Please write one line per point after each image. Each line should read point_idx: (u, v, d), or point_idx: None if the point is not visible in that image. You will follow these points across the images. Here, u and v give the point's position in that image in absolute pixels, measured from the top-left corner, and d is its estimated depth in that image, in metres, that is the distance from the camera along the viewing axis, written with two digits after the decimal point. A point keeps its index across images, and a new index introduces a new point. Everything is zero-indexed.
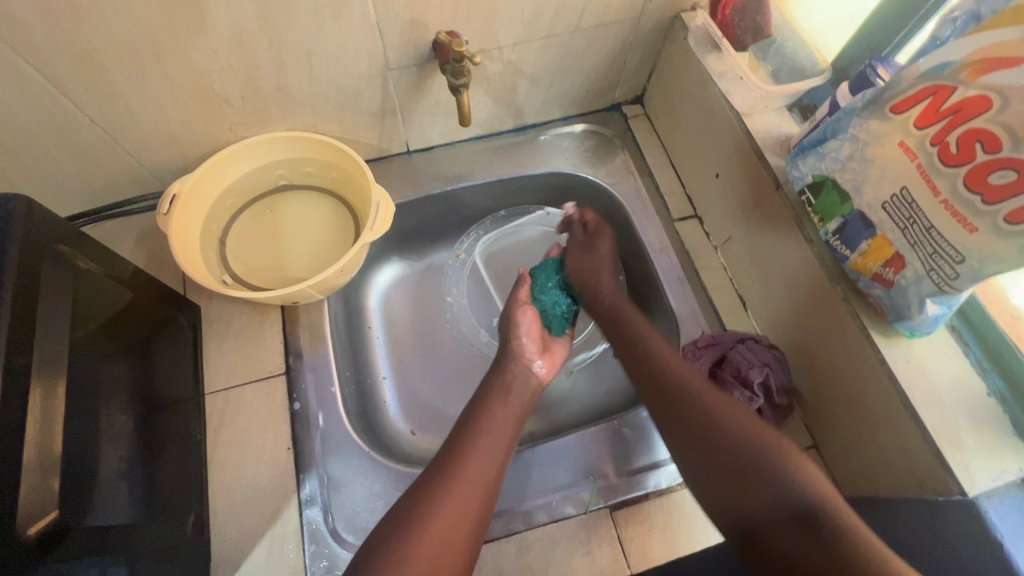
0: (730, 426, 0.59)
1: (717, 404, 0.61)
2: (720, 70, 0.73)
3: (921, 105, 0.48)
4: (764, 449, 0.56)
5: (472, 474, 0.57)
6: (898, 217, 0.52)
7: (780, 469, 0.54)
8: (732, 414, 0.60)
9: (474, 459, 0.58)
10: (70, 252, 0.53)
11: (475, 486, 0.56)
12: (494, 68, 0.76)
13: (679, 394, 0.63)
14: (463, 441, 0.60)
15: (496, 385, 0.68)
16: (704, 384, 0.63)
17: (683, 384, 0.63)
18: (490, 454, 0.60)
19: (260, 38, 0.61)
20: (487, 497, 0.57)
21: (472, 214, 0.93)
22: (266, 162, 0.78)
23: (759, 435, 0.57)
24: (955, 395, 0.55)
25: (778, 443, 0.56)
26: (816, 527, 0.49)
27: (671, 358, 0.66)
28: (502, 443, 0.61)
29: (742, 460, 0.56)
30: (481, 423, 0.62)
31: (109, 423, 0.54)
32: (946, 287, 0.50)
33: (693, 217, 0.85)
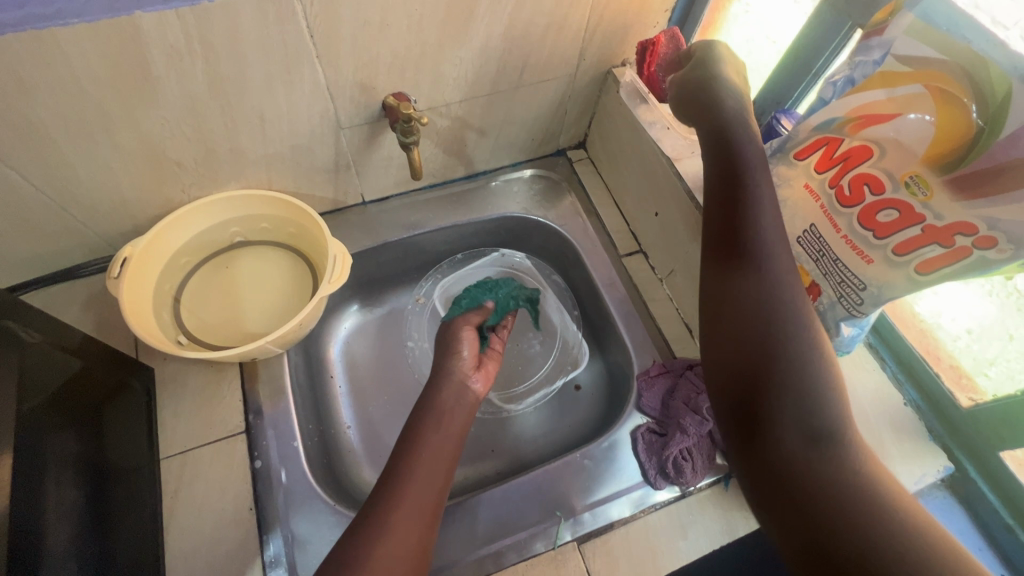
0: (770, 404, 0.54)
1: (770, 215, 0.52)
2: (650, 119, 0.80)
3: (818, 153, 0.54)
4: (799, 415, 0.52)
5: (410, 508, 0.57)
6: (810, 250, 0.58)
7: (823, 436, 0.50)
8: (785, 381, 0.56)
9: (412, 494, 0.58)
10: (11, 326, 0.52)
11: (413, 522, 0.56)
12: (443, 122, 0.80)
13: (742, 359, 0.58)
14: (399, 478, 0.60)
15: (428, 414, 0.67)
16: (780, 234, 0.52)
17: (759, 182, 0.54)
18: (427, 486, 0.60)
19: (212, 105, 0.63)
20: (426, 533, 0.57)
21: (430, 259, 0.96)
22: (221, 220, 0.79)
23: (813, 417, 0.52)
24: (876, 408, 0.60)
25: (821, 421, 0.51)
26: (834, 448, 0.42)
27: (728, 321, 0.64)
28: (437, 479, 0.61)
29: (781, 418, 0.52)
30: (416, 456, 0.62)
31: (58, 498, 0.52)
32: (856, 312, 0.56)
33: (639, 252, 0.91)
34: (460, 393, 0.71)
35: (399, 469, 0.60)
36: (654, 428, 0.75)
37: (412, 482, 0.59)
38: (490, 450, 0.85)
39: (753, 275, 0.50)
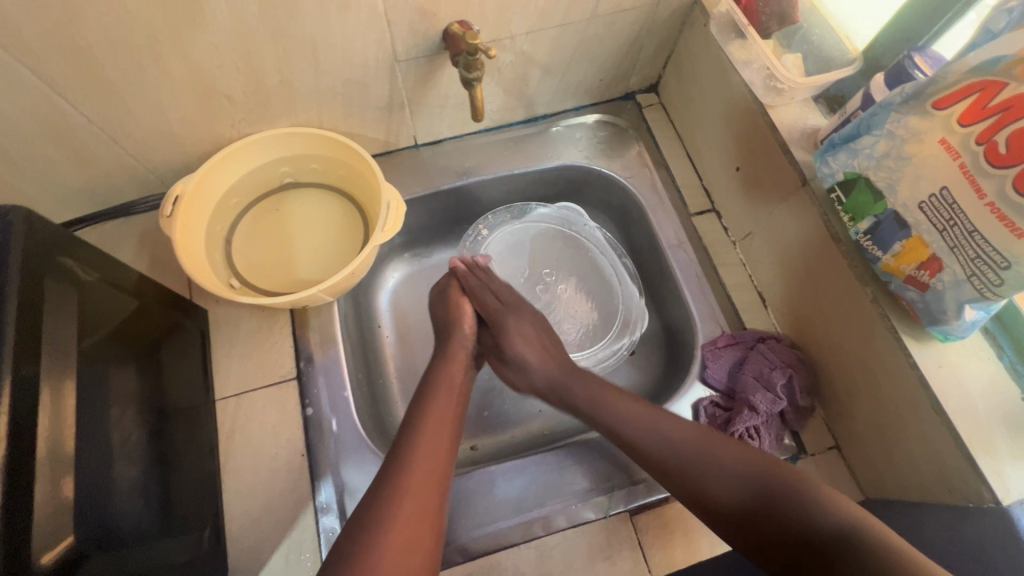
0: (727, 486, 0.54)
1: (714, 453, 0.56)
2: (745, 59, 0.69)
3: (967, 101, 0.45)
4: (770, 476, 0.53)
5: (423, 479, 0.54)
6: (936, 218, 0.49)
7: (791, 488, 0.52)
8: (727, 454, 0.56)
9: (420, 464, 0.55)
10: (73, 264, 0.51)
11: (427, 479, 0.55)
12: (506, 58, 0.73)
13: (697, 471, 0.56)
14: (404, 445, 0.57)
15: (438, 377, 0.65)
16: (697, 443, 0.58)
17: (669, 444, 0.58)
18: (433, 456, 0.57)
19: (263, 32, 0.58)
20: (439, 505, 0.54)
21: (483, 209, 0.91)
22: (271, 160, 0.76)
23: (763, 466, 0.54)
24: (988, 401, 0.54)
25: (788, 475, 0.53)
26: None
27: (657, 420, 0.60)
28: (445, 441, 0.59)
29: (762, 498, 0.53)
30: (423, 422, 0.59)
31: (123, 436, 0.53)
32: (988, 293, 0.48)
33: (710, 211, 0.83)
34: (461, 372, 0.68)
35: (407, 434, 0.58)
36: (719, 401, 0.71)
37: (418, 451, 0.56)
38: (538, 412, 0.82)
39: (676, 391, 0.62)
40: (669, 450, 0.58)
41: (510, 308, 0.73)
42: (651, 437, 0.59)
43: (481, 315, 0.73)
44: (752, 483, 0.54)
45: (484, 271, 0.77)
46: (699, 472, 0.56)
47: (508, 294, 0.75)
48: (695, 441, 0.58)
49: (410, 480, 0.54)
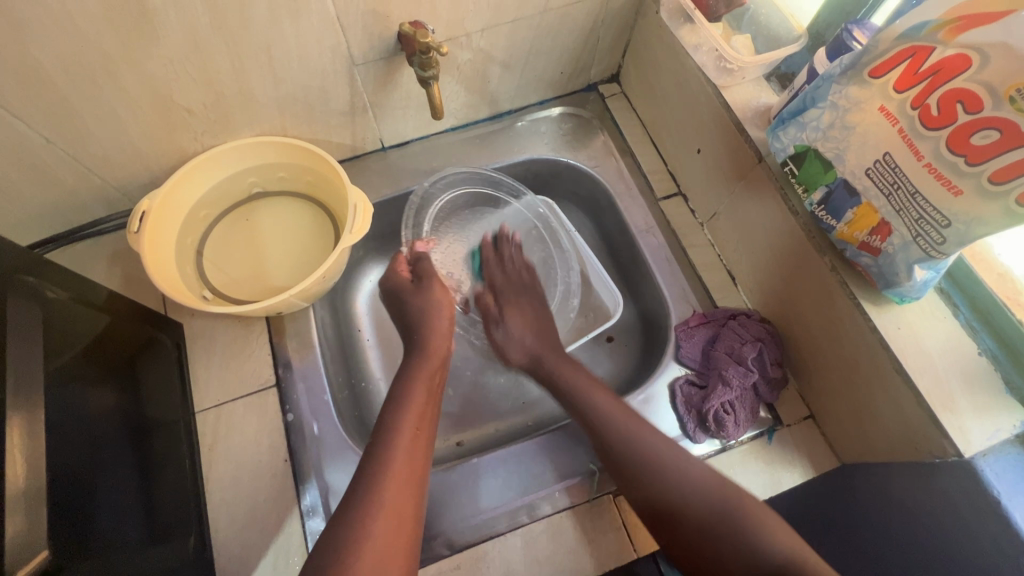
0: (674, 483, 0.59)
1: (648, 435, 0.63)
2: (695, 42, 0.71)
3: (900, 67, 0.47)
4: (727, 514, 0.56)
5: (400, 488, 0.54)
6: (882, 183, 0.51)
7: (744, 524, 0.55)
8: (701, 472, 0.59)
9: (399, 465, 0.56)
10: (35, 282, 0.51)
11: (406, 489, 0.55)
12: (464, 55, 0.74)
13: (656, 475, 0.60)
14: (381, 446, 0.57)
15: (415, 379, 0.65)
16: (617, 407, 0.65)
17: (607, 415, 0.65)
18: (413, 460, 0.57)
19: (216, 42, 0.59)
20: (417, 506, 0.55)
21: None
22: (237, 170, 0.76)
23: (722, 497, 0.57)
24: (947, 358, 0.55)
25: (737, 495, 0.57)
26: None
27: (592, 392, 0.67)
28: (421, 449, 0.59)
29: (714, 511, 0.56)
30: (403, 424, 0.59)
31: (100, 450, 0.53)
32: (934, 252, 0.49)
33: (677, 195, 0.84)
34: (439, 372, 0.69)
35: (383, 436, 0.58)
36: (695, 379, 0.72)
37: (397, 455, 0.56)
38: (520, 405, 0.83)
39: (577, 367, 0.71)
40: (601, 417, 0.65)
41: (552, 356, 0.73)
42: (590, 407, 0.66)
43: (529, 357, 0.75)
44: (720, 505, 0.57)
45: (499, 317, 0.79)
46: (665, 480, 0.59)
47: (528, 340, 0.75)
48: (659, 450, 0.61)
49: (389, 481, 0.54)
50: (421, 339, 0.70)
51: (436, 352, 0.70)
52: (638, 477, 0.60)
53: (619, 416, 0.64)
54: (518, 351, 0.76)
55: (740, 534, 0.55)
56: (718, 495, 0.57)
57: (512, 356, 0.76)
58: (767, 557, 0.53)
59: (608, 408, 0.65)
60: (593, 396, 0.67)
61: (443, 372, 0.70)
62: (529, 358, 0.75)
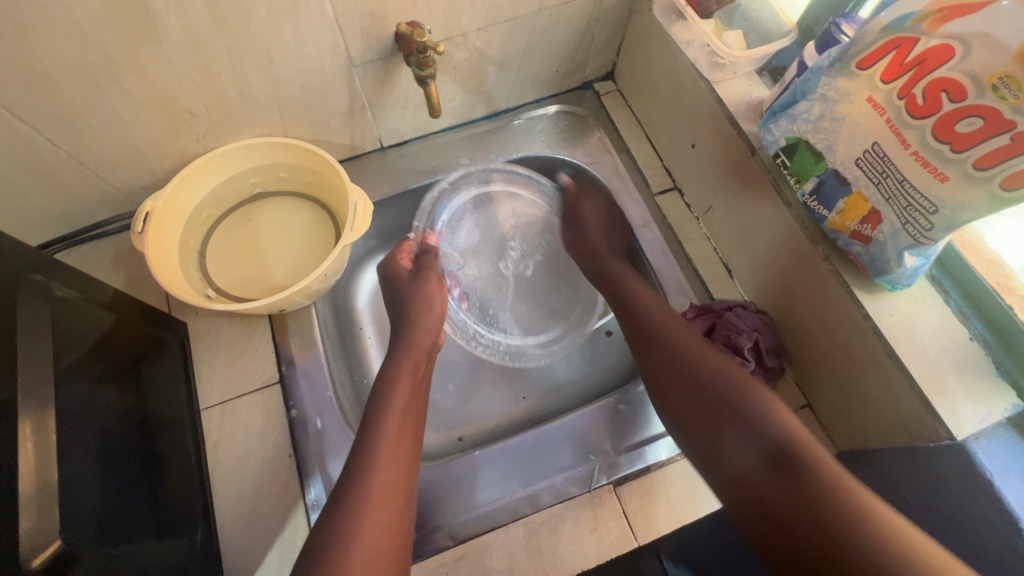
0: (705, 377, 0.61)
1: (695, 351, 0.64)
2: (687, 38, 0.73)
3: (886, 58, 0.48)
4: (748, 396, 0.58)
5: (387, 483, 0.55)
6: (872, 172, 0.52)
7: (759, 408, 0.57)
8: (706, 360, 0.63)
9: (386, 459, 0.56)
10: (44, 280, 0.52)
11: (391, 484, 0.55)
12: (460, 55, 0.75)
13: (669, 348, 0.65)
14: (370, 442, 0.57)
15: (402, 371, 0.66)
16: (686, 334, 0.66)
17: (657, 324, 0.68)
18: (398, 453, 0.58)
19: (216, 44, 0.60)
20: (405, 502, 0.56)
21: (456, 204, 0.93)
22: (238, 171, 0.77)
23: (799, 438, 0.53)
24: (938, 343, 0.56)
25: (752, 390, 0.59)
26: (790, 463, 0.51)
27: (642, 292, 0.73)
28: (406, 443, 0.59)
29: (717, 403, 0.59)
30: (387, 418, 0.60)
31: (109, 446, 0.54)
32: (922, 239, 0.50)
33: (673, 189, 0.85)
34: (424, 365, 0.69)
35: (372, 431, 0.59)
36: None
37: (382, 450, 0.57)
38: (521, 399, 0.84)
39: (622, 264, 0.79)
40: (654, 313, 0.69)
41: (615, 267, 0.78)
42: (643, 312, 0.70)
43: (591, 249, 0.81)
44: (728, 391, 0.59)
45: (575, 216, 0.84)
46: (748, 397, 0.58)
47: (596, 238, 0.81)
48: (726, 370, 0.61)
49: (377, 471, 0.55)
50: (405, 335, 0.71)
51: (421, 348, 0.70)
52: (671, 369, 0.64)
53: (672, 329, 0.66)
54: (569, 244, 0.85)
55: (751, 413, 0.57)
56: (732, 397, 0.58)
57: (579, 250, 0.82)
58: (772, 434, 0.54)
59: (664, 316, 0.68)
60: (647, 304, 0.71)
61: (427, 364, 0.70)
62: (580, 256, 0.82)
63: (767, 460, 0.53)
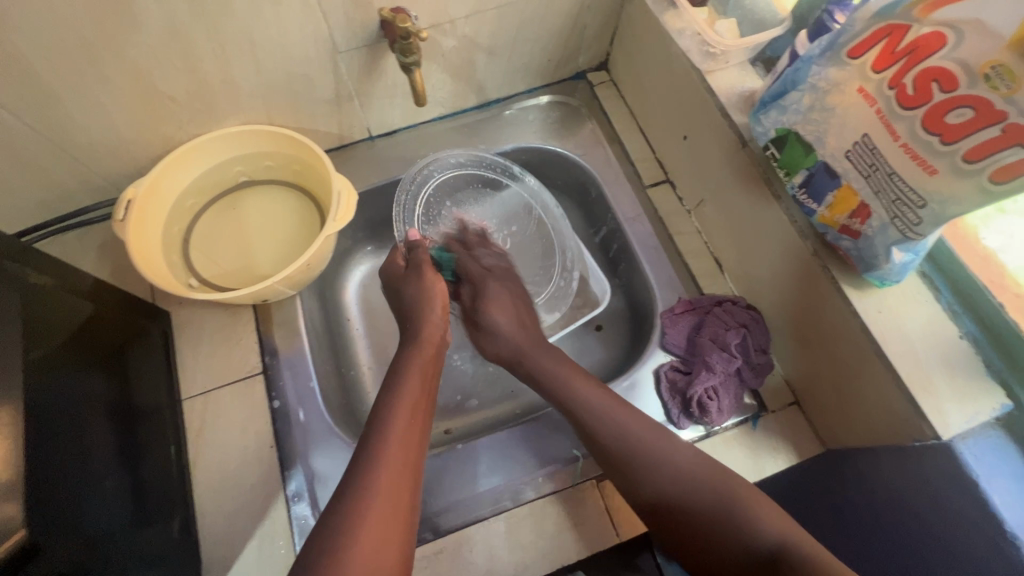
0: (688, 497, 0.57)
1: (668, 454, 0.60)
2: (678, 27, 0.71)
3: (877, 47, 0.46)
4: (721, 500, 0.55)
5: (395, 471, 0.54)
6: (861, 165, 0.50)
7: (742, 521, 0.53)
8: (690, 464, 0.59)
9: (394, 451, 0.55)
10: (18, 267, 0.51)
11: (400, 476, 0.54)
12: (448, 43, 0.73)
13: (646, 464, 0.60)
14: (374, 442, 0.56)
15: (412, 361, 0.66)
16: (649, 443, 0.61)
17: (625, 433, 0.62)
18: (408, 439, 0.57)
19: (196, 29, 0.59)
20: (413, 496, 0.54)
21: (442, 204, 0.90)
22: (223, 160, 0.76)
23: (719, 489, 0.56)
24: (926, 341, 0.55)
25: (736, 487, 0.56)
26: (784, 570, 0.49)
27: (608, 409, 0.63)
28: (417, 433, 0.59)
29: (713, 512, 0.55)
30: (399, 409, 0.59)
31: (86, 437, 0.54)
32: (910, 234, 0.49)
33: (665, 182, 0.84)
34: (434, 358, 0.68)
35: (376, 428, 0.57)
36: (679, 366, 0.72)
37: (392, 440, 0.56)
38: (508, 392, 0.83)
39: (549, 352, 0.71)
40: (622, 442, 0.61)
41: (533, 351, 0.72)
42: (597, 421, 0.63)
43: (511, 350, 0.73)
44: (710, 503, 0.56)
45: (475, 306, 0.76)
46: (676, 506, 0.57)
47: (508, 332, 0.74)
48: (642, 445, 0.60)
49: (383, 484, 0.52)
50: (411, 337, 0.69)
51: (429, 342, 0.69)
52: (654, 498, 0.59)
53: (643, 441, 0.61)
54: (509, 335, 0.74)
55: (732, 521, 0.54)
56: (730, 497, 0.55)
57: (486, 347, 0.75)
58: (763, 546, 0.51)
59: (630, 424, 0.62)
60: (602, 413, 0.63)
61: (437, 361, 0.69)
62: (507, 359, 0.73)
63: (767, 554, 0.51)
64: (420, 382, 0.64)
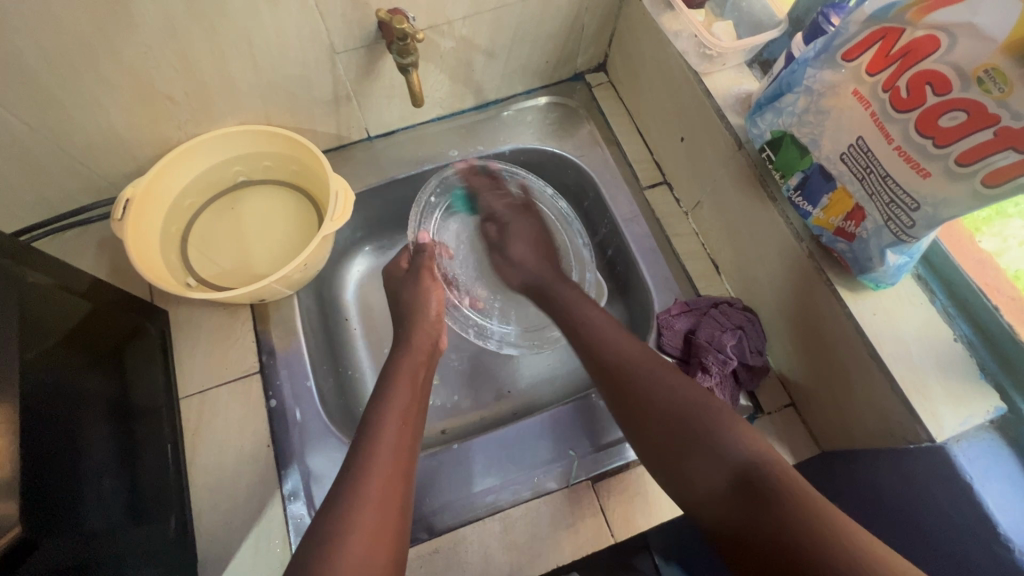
0: (659, 396, 0.59)
1: (648, 368, 0.62)
2: (676, 28, 0.71)
3: (871, 50, 0.46)
4: (704, 407, 0.57)
5: (386, 478, 0.54)
6: (855, 168, 0.51)
7: (718, 423, 0.55)
8: (679, 383, 0.60)
9: (385, 457, 0.56)
10: (15, 266, 0.51)
11: (391, 481, 0.54)
12: (446, 44, 0.74)
13: (638, 381, 0.61)
14: (369, 438, 0.57)
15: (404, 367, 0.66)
16: (640, 359, 0.63)
17: (629, 361, 0.63)
18: (399, 446, 0.57)
19: (194, 29, 0.59)
20: (403, 500, 0.55)
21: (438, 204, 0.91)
22: (222, 159, 0.77)
23: (699, 401, 0.57)
24: (921, 343, 0.55)
25: (719, 407, 0.57)
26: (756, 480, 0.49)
27: (604, 326, 0.69)
28: (407, 437, 0.59)
29: (688, 416, 0.56)
30: (390, 416, 0.60)
31: (83, 434, 0.54)
32: (904, 236, 0.49)
33: (662, 183, 0.84)
34: (425, 365, 0.69)
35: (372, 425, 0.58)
36: (675, 366, 0.72)
37: (382, 445, 0.57)
38: (505, 393, 0.83)
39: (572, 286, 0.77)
40: (621, 357, 0.64)
41: (551, 280, 0.78)
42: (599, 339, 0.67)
43: (536, 276, 0.80)
44: (683, 403, 0.58)
45: (502, 242, 0.85)
46: (632, 372, 0.62)
47: (529, 261, 0.82)
48: (641, 359, 0.63)
49: (373, 490, 0.53)
50: (404, 341, 0.70)
51: (421, 348, 0.70)
52: (637, 394, 0.60)
53: (649, 365, 0.62)
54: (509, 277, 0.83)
55: (712, 428, 0.55)
56: (705, 407, 0.56)
57: (509, 279, 0.83)
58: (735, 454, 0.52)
59: (636, 354, 0.64)
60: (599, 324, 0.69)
61: (428, 367, 0.70)
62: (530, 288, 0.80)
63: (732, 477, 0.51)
64: (410, 390, 0.64)
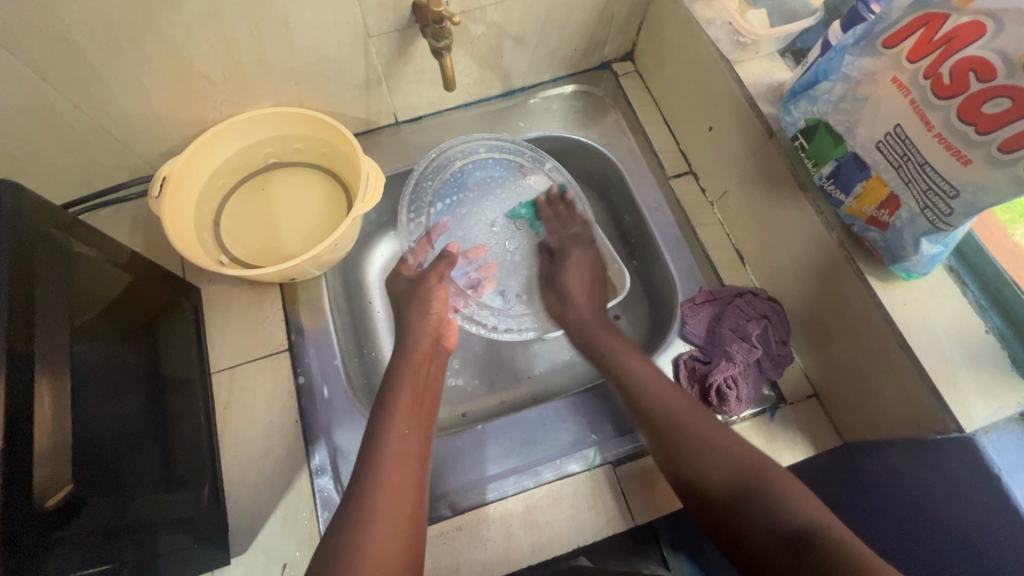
0: (725, 477, 0.59)
1: (715, 434, 0.61)
2: (709, 16, 0.71)
3: (914, 37, 0.46)
4: (759, 476, 0.57)
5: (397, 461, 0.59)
6: (892, 156, 0.50)
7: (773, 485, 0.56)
8: (734, 446, 0.60)
9: (395, 439, 0.60)
10: (67, 238, 0.53)
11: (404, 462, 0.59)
12: (477, 29, 0.74)
13: (712, 477, 0.59)
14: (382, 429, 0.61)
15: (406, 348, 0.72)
16: (716, 428, 0.62)
17: (691, 431, 0.62)
18: (408, 434, 0.61)
19: (235, 9, 0.60)
20: (417, 479, 0.59)
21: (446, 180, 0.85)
22: (255, 141, 0.78)
23: (753, 467, 0.58)
24: (952, 334, 0.55)
25: (771, 470, 0.57)
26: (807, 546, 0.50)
27: (649, 377, 0.67)
28: (419, 413, 0.65)
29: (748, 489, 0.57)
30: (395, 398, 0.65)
31: (122, 404, 0.56)
32: (941, 225, 0.49)
33: (688, 173, 0.84)
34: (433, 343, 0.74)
35: (382, 424, 0.62)
36: (698, 355, 0.73)
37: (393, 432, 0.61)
38: (527, 377, 0.84)
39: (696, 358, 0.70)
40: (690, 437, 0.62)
41: (595, 323, 0.77)
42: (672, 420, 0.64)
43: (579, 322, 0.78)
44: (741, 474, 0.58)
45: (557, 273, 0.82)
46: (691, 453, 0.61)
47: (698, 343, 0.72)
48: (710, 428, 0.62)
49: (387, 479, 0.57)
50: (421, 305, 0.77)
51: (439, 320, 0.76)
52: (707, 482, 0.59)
53: (712, 431, 0.62)
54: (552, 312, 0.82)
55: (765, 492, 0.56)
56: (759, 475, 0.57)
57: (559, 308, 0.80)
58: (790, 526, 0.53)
59: (704, 424, 0.62)
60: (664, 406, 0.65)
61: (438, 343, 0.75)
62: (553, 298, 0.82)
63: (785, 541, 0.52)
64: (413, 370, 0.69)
